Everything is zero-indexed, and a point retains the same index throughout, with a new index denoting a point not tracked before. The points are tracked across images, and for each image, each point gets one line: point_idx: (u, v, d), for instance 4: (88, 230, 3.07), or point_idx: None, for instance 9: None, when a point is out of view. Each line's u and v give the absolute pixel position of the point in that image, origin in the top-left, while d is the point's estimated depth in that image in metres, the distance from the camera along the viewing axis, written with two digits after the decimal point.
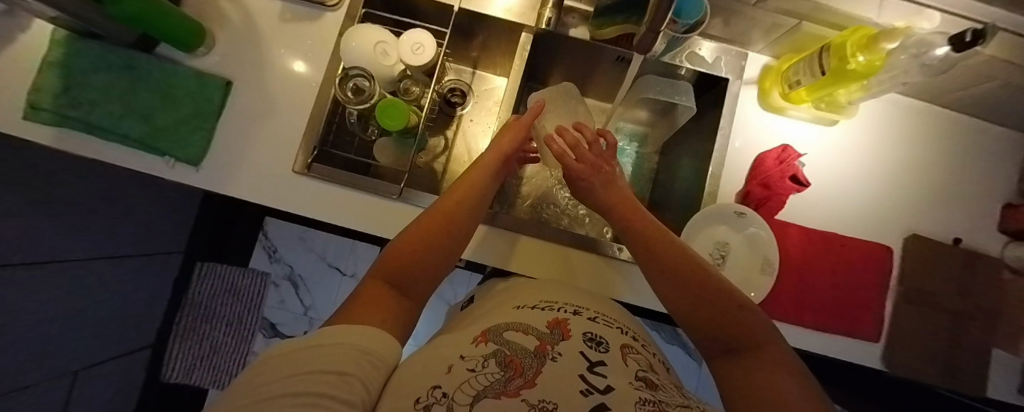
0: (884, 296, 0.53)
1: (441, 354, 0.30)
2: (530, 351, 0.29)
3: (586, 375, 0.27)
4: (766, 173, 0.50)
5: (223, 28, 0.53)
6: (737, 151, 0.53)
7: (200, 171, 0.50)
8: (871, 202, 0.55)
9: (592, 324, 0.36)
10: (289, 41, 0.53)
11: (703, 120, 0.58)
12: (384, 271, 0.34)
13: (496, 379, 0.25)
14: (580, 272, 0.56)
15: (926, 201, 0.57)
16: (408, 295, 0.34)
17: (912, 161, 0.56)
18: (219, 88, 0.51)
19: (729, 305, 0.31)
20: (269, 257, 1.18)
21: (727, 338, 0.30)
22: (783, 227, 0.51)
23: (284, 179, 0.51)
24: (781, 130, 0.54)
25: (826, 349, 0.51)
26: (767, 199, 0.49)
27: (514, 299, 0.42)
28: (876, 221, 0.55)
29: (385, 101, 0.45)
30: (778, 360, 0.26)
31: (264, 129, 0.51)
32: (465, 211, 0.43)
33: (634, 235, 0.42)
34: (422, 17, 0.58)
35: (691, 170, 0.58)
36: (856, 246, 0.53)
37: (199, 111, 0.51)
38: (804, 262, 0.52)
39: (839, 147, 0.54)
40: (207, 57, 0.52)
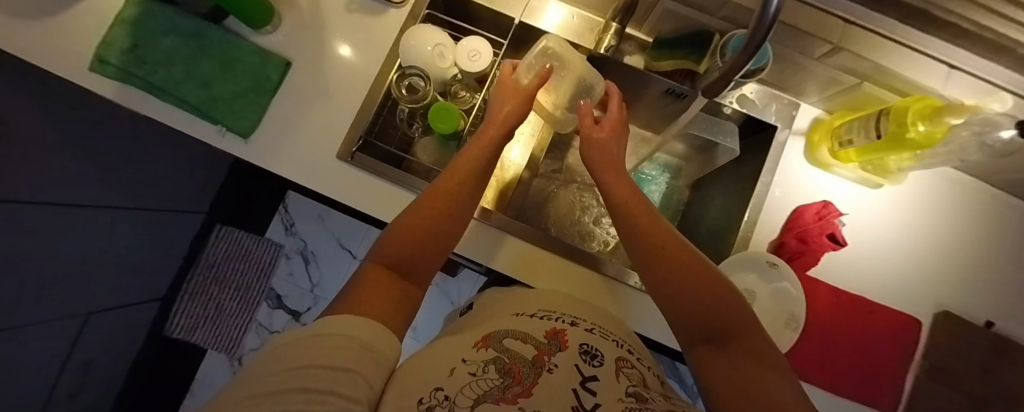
0: (905, 369, 0.52)
1: (444, 355, 0.30)
2: (528, 359, 0.29)
3: (579, 391, 0.26)
4: (804, 227, 0.49)
5: (290, 11, 0.54)
6: (776, 199, 0.52)
7: (248, 143, 0.52)
8: (904, 271, 0.54)
9: (589, 335, 0.35)
10: (350, 31, 0.55)
11: (743, 164, 0.57)
12: (386, 256, 0.34)
13: (495, 385, 0.25)
14: (582, 287, 0.56)
15: (963, 279, 0.55)
16: (412, 279, 0.35)
17: (953, 236, 0.54)
18: (278, 66, 0.52)
19: (713, 292, 0.32)
20: (285, 229, 1.20)
21: (710, 327, 0.30)
22: (812, 284, 0.51)
23: (326, 163, 0.52)
24: (823, 185, 0.53)
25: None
26: (801, 254, 0.49)
27: (513, 307, 0.42)
28: (906, 291, 0.54)
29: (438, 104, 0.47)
30: (769, 364, 0.27)
31: (314, 112, 0.53)
32: (467, 190, 0.41)
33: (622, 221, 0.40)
34: (480, 25, 0.59)
35: (725, 211, 0.57)
36: (884, 313, 0.52)
37: (255, 86, 0.52)
38: (827, 321, 0.51)
39: (880, 211, 0.53)
40: (271, 36, 0.54)
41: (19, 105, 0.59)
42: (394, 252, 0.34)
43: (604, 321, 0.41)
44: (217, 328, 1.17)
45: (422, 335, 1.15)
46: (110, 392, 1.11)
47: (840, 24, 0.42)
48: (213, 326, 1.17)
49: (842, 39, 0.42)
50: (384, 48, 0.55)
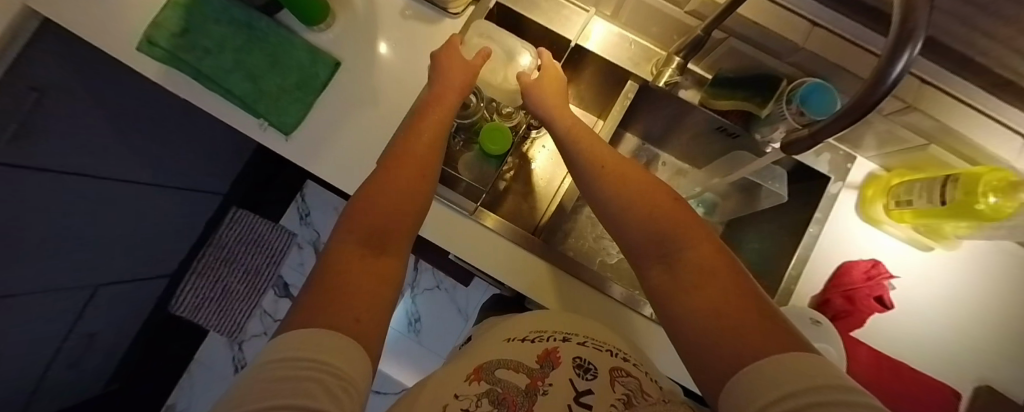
0: None
1: (437, 390, 0.33)
2: (521, 388, 0.32)
3: (574, 406, 0.30)
4: (852, 286, 0.48)
5: (344, 10, 0.54)
6: (822, 253, 0.51)
7: (289, 140, 0.51)
8: (946, 340, 0.51)
9: (582, 348, 0.38)
10: (403, 37, 0.54)
11: (789, 212, 0.56)
12: (354, 244, 0.34)
13: None
14: (602, 314, 0.53)
15: (1007, 355, 0.52)
16: (386, 252, 0.35)
17: (1000, 309, 0.52)
18: (328, 66, 0.51)
19: (678, 224, 0.34)
20: (299, 219, 1.19)
21: (665, 252, 0.33)
22: (855, 346, 0.49)
23: (364, 168, 0.51)
24: (872, 243, 0.51)
25: None
26: (847, 313, 0.48)
27: (505, 329, 0.43)
28: (947, 361, 0.51)
29: (490, 125, 0.51)
30: (710, 256, 0.31)
31: (358, 116, 0.52)
32: (420, 148, 0.43)
33: (585, 170, 0.43)
34: (532, 42, 0.58)
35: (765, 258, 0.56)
36: (925, 383, 0.50)
37: (303, 84, 0.51)
38: (869, 388, 0.48)
39: (928, 275, 0.52)
40: (323, 34, 0.53)
41: (59, 76, 0.58)
42: (359, 222, 0.35)
43: (597, 328, 0.43)
44: (223, 310, 1.11)
45: (426, 339, 1.13)
46: (110, 363, 1.11)
47: (915, 82, 0.41)
48: (219, 308, 1.12)
49: (916, 99, 0.41)
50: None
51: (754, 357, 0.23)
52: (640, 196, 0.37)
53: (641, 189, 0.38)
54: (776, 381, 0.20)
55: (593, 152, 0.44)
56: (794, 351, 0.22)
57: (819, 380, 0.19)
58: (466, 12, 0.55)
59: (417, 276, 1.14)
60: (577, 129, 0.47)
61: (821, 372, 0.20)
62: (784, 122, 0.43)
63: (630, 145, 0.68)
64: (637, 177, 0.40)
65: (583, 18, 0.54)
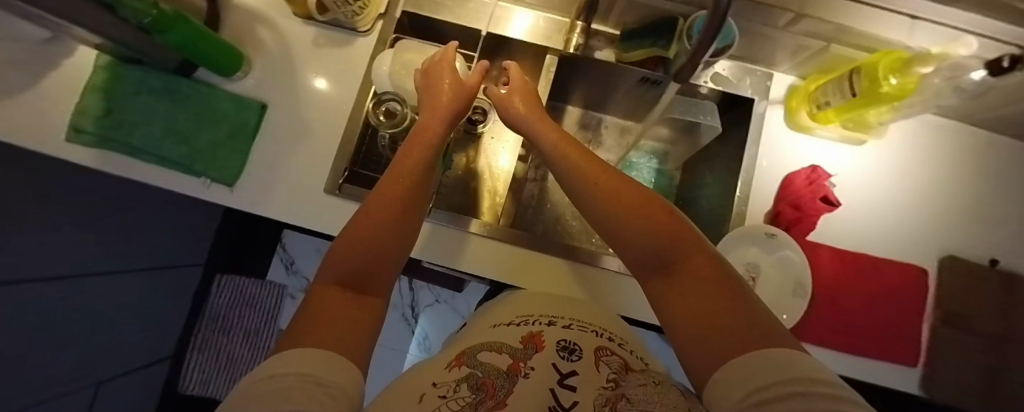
0: (922, 319, 0.51)
1: (412, 383, 0.31)
2: (503, 371, 0.31)
3: (557, 389, 0.28)
4: (798, 193, 0.49)
5: (258, 53, 0.55)
6: (766, 170, 0.53)
7: (234, 190, 0.52)
8: (899, 223, 0.54)
9: (568, 331, 0.37)
10: (322, 65, 0.55)
11: (729, 141, 0.58)
12: (331, 294, 0.30)
13: (467, 402, 0.26)
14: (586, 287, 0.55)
15: (958, 222, 0.54)
16: (368, 291, 0.32)
17: (940, 180, 0.55)
18: (255, 110, 0.52)
19: (671, 229, 0.31)
20: (286, 269, 1.20)
21: (664, 260, 0.30)
22: (815, 249, 0.51)
23: (315, 198, 0.52)
24: (808, 149, 0.54)
25: (858, 373, 0.50)
26: (799, 220, 0.49)
27: (494, 316, 0.44)
28: (904, 242, 0.53)
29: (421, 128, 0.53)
30: (704, 265, 0.28)
31: (296, 150, 0.53)
32: (405, 179, 0.40)
33: (574, 178, 0.39)
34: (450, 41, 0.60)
35: (718, 189, 0.58)
36: (893, 270, 0.52)
37: (234, 133, 0.52)
38: (837, 284, 0.51)
39: (866, 166, 0.54)
40: (243, 81, 0.54)
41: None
42: (342, 264, 0.32)
43: (596, 315, 0.42)
44: (232, 377, 1.11)
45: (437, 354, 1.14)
46: None
47: None
48: (227, 376, 1.11)
49: (801, 7, 0.43)
50: (358, 76, 0.55)
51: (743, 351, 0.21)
52: (620, 197, 0.34)
53: (627, 190, 0.35)
54: (760, 373, 0.19)
55: (576, 158, 0.40)
56: (776, 347, 0.21)
57: (797, 374, 0.18)
58: (375, 26, 0.56)
59: (414, 295, 1.15)
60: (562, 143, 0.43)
61: (805, 367, 0.19)
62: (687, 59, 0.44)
63: (574, 116, 0.71)
64: (616, 179, 0.36)
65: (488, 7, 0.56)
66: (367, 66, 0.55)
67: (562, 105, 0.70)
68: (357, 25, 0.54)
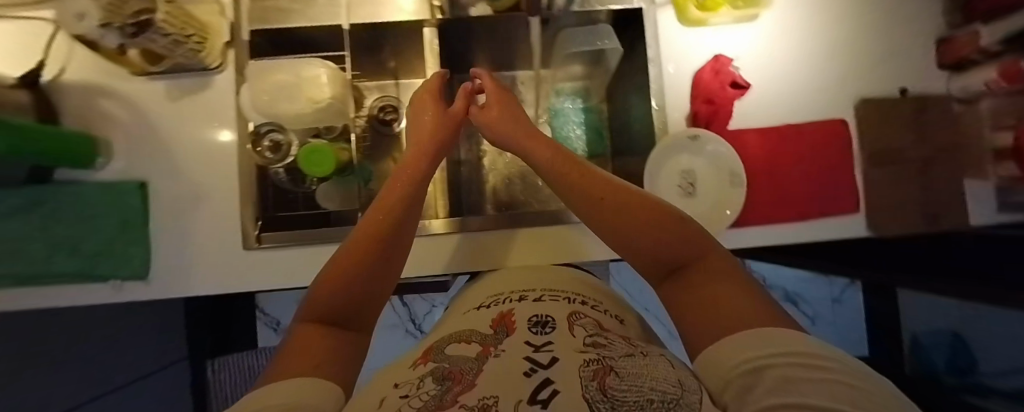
0: (853, 166, 0.54)
1: (371, 393, 0.25)
2: (472, 358, 0.26)
3: (532, 357, 0.22)
4: (708, 88, 0.51)
5: (113, 133, 0.49)
6: (673, 76, 0.52)
7: (153, 281, 0.49)
8: (808, 85, 0.54)
9: (540, 304, 0.33)
10: (187, 121, 0.50)
11: (632, 56, 0.56)
12: (304, 329, 0.30)
13: (431, 396, 0.20)
14: (556, 246, 0.54)
15: (862, 64, 0.55)
16: (349, 326, 0.32)
17: (836, 30, 0.55)
18: (133, 193, 0.48)
19: (684, 237, 0.30)
20: (274, 331, 1.17)
21: (675, 262, 0.29)
22: (739, 135, 0.52)
23: (232, 261, 0.49)
24: (707, 43, 0.53)
25: (812, 236, 0.52)
26: (715, 112, 0.51)
27: (473, 301, 0.41)
28: (817, 101, 0.54)
29: (306, 150, 0.47)
30: (720, 269, 0.27)
31: (199, 218, 0.49)
32: (396, 214, 0.38)
33: (572, 190, 0.38)
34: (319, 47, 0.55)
35: (637, 108, 0.57)
36: (817, 129, 0.53)
37: (125, 224, 0.48)
38: (768, 161, 0.53)
39: (764, 39, 0.54)
40: (108, 167, 0.49)
41: None
42: (326, 298, 0.31)
43: (577, 284, 0.39)
44: None
45: None
46: None
47: None
48: None
49: None
50: (231, 120, 0.50)
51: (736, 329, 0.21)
52: (618, 213, 0.33)
53: (639, 202, 0.34)
54: (753, 347, 0.19)
55: (581, 174, 0.38)
56: (766, 326, 0.21)
57: (787, 347, 0.18)
58: (226, 59, 0.51)
59: (411, 309, 1.14)
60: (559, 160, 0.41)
61: (797, 342, 0.18)
62: None
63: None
64: (619, 192, 0.35)
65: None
66: (236, 105, 0.50)
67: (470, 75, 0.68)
68: (205, 63, 0.49)
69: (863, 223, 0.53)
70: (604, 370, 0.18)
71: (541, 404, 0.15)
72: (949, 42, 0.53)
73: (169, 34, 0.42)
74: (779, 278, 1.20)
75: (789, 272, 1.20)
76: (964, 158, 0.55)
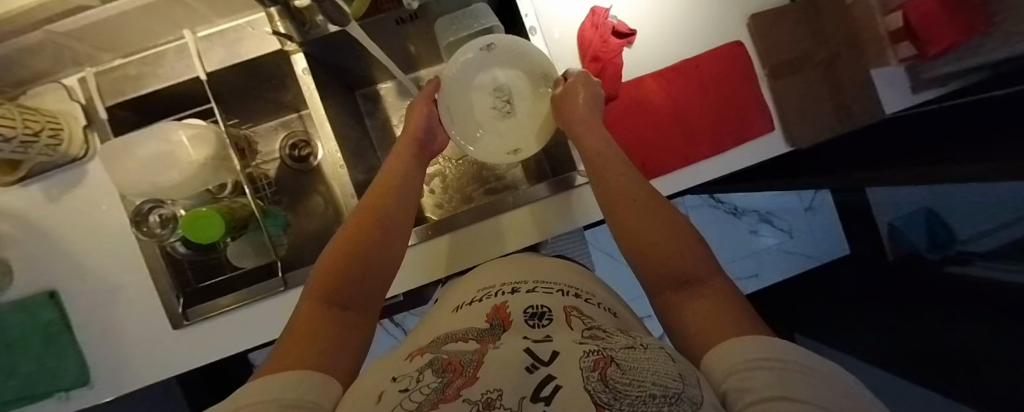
0: (758, 88, 0.57)
1: (379, 374, 0.32)
2: (471, 351, 0.32)
3: (533, 350, 0.29)
4: (591, 47, 0.54)
5: (7, 247, 0.56)
6: (557, 42, 0.57)
7: (93, 386, 0.57)
8: (785, 68, 0.56)
9: (532, 296, 0.41)
10: (77, 213, 0.56)
11: (650, 65, 0.57)
12: (312, 307, 0.39)
13: (433, 388, 0.26)
14: (497, 237, 0.63)
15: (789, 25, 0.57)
16: (346, 307, 0.40)
17: (685, 35, 0.57)
18: (44, 303, 0.55)
19: (688, 255, 0.37)
20: None
21: (683, 277, 0.35)
22: (638, 84, 0.56)
23: (168, 344, 0.57)
24: (633, 12, 0.56)
25: (756, 156, 0.57)
26: (602, 69, 0.54)
27: (462, 296, 0.49)
28: (721, 24, 0.57)
29: (192, 214, 0.46)
30: (715, 291, 0.33)
31: (126, 286, 0.56)
32: (388, 203, 0.49)
33: (613, 206, 0.44)
34: (267, 77, 0.60)
35: (649, 62, 0.57)
36: (709, 58, 0.56)
37: (51, 334, 0.56)
38: (678, 106, 0.57)
39: (636, 17, 0.56)
40: (13, 284, 0.56)
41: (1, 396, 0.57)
42: (321, 281, 0.41)
43: (568, 277, 0.49)
44: None
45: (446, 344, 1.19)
46: None
47: None
48: None
49: None
50: (106, 201, 0.55)
51: (734, 335, 0.27)
52: (643, 230, 0.40)
53: (650, 207, 0.42)
54: (735, 357, 0.24)
55: (618, 190, 0.44)
56: (747, 335, 0.26)
57: (764, 357, 0.23)
58: (153, 50, 0.55)
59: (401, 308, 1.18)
60: (591, 159, 0.48)
61: (776, 349, 0.24)
62: None
63: (391, 91, 0.77)
64: (646, 197, 0.43)
65: (190, 49, 0.53)
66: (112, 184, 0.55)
67: (375, 88, 0.77)
68: (71, 153, 0.53)
69: (782, 139, 0.57)
70: (602, 364, 0.23)
71: (542, 402, 0.21)
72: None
73: (10, 138, 0.44)
74: (747, 202, 1.34)
75: (757, 195, 1.34)
76: (860, 48, 0.56)
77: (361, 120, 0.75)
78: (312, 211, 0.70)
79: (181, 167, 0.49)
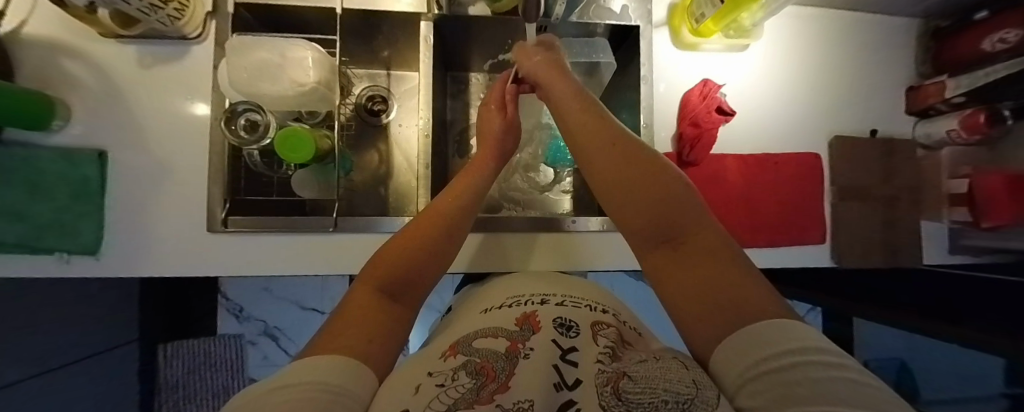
0: (821, 202, 0.61)
1: (410, 370, 0.27)
2: (501, 353, 0.26)
3: (560, 365, 0.24)
4: (694, 111, 0.58)
5: (75, 92, 0.54)
6: (663, 95, 0.60)
7: (100, 259, 0.54)
8: (848, 192, 0.61)
9: (567, 310, 0.33)
10: (167, 89, 0.56)
11: (738, 146, 0.61)
12: (362, 295, 0.33)
13: (466, 390, 0.22)
14: (541, 252, 0.64)
15: (863, 158, 0.62)
16: (399, 300, 0.35)
17: (775, 133, 0.61)
18: (90, 160, 0.52)
19: (673, 201, 0.33)
20: (236, 317, 1.07)
21: (670, 233, 0.31)
22: (720, 159, 0.60)
23: (197, 245, 0.55)
24: (736, 94, 0.61)
25: (801, 261, 0.61)
26: (698, 136, 0.57)
27: (484, 303, 0.40)
28: (807, 134, 0.62)
29: (287, 131, 0.47)
30: (710, 246, 0.30)
31: (180, 175, 0.56)
32: (457, 206, 0.44)
33: (584, 150, 0.37)
34: (388, 30, 0.62)
35: (737, 144, 0.61)
36: (786, 159, 0.61)
37: (76, 190, 0.52)
38: (746, 190, 0.60)
39: (738, 101, 0.61)
40: (64, 131, 0.53)
41: None
42: (381, 269, 0.36)
43: (596, 293, 0.41)
44: (200, 385, 0.99)
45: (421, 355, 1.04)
46: None
47: None
48: (196, 382, 0.99)
49: None
50: (203, 89, 0.56)
51: (745, 319, 0.24)
52: (621, 178, 0.34)
53: (629, 153, 0.35)
54: (757, 348, 0.21)
55: (588, 131, 0.38)
56: (767, 321, 0.23)
57: (787, 347, 0.20)
58: None
59: None
60: (572, 103, 0.42)
61: (797, 335, 0.21)
62: None
63: (480, 82, 0.80)
64: (620, 138, 0.37)
65: None
66: (213, 75, 0.56)
67: (466, 74, 0.79)
68: (185, 31, 0.53)
69: (829, 254, 0.61)
70: (616, 378, 0.21)
71: None
72: (917, 89, 0.61)
73: None
74: None
75: None
76: (914, 200, 0.63)
77: (446, 98, 0.77)
78: (367, 165, 0.71)
79: (289, 81, 0.49)
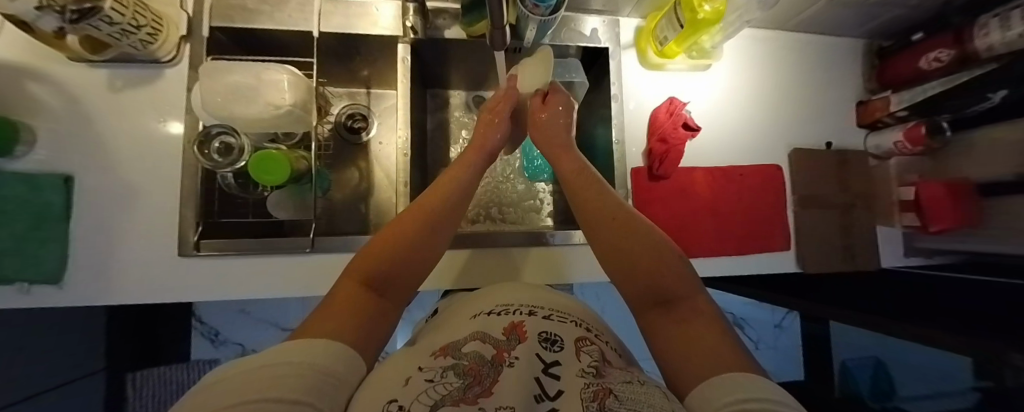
0: (785, 211, 0.64)
1: (398, 363, 0.28)
2: (486, 359, 0.27)
3: (541, 378, 0.25)
4: (662, 128, 0.61)
5: (39, 116, 0.53)
6: (633, 112, 0.63)
7: (64, 288, 0.52)
8: (809, 200, 0.65)
9: (555, 324, 0.33)
10: (139, 111, 0.55)
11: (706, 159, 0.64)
12: (348, 288, 0.34)
13: (454, 388, 0.22)
14: (521, 266, 0.65)
15: (821, 166, 0.66)
16: (385, 295, 0.35)
17: (740, 146, 0.65)
18: (55, 185, 0.51)
19: (667, 272, 0.36)
20: (211, 342, 1.04)
21: (665, 297, 0.35)
22: (689, 172, 0.62)
23: (168, 269, 0.54)
24: (702, 111, 0.64)
25: (769, 268, 0.64)
26: (666, 151, 0.60)
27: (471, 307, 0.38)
28: (769, 147, 0.65)
29: (262, 154, 0.47)
30: (699, 310, 0.33)
31: (152, 198, 0.55)
32: (446, 204, 0.44)
33: (592, 222, 0.43)
34: (366, 52, 0.63)
35: (705, 157, 0.64)
36: (751, 171, 0.64)
37: (39, 216, 0.50)
38: (714, 201, 0.63)
39: (704, 117, 0.64)
40: (28, 156, 0.52)
41: None
42: (366, 265, 0.36)
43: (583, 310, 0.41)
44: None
45: None
46: None
47: None
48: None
49: None
50: (176, 111, 0.56)
51: (718, 369, 0.26)
52: (624, 250, 0.39)
53: (634, 229, 0.40)
54: (727, 392, 0.22)
55: (598, 208, 0.44)
56: (735, 373, 0.25)
57: (754, 396, 0.21)
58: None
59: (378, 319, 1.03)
60: (578, 176, 0.48)
61: (762, 387, 0.23)
62: (677, 16, 0.51)
63: (459, 99, 0.81)
64: (625, 215, 0.42)
65: (314, 7, 0.57)
66: (187, 96, 0.56)
67: (445, 92, 0.81)
68: (158, 54, 0.53)
69: (794, 261, 0.64)
70: (601, 394, 0.22)
71: None
72: (865, 105, 0.66)
73: (116, 23, 0.43)
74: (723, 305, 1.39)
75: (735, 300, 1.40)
76: (868, 206, 0.67)
77: (425, 115, 0.78)
78: (347, 182, 0.71)
79: (265, 103, 0.49)
